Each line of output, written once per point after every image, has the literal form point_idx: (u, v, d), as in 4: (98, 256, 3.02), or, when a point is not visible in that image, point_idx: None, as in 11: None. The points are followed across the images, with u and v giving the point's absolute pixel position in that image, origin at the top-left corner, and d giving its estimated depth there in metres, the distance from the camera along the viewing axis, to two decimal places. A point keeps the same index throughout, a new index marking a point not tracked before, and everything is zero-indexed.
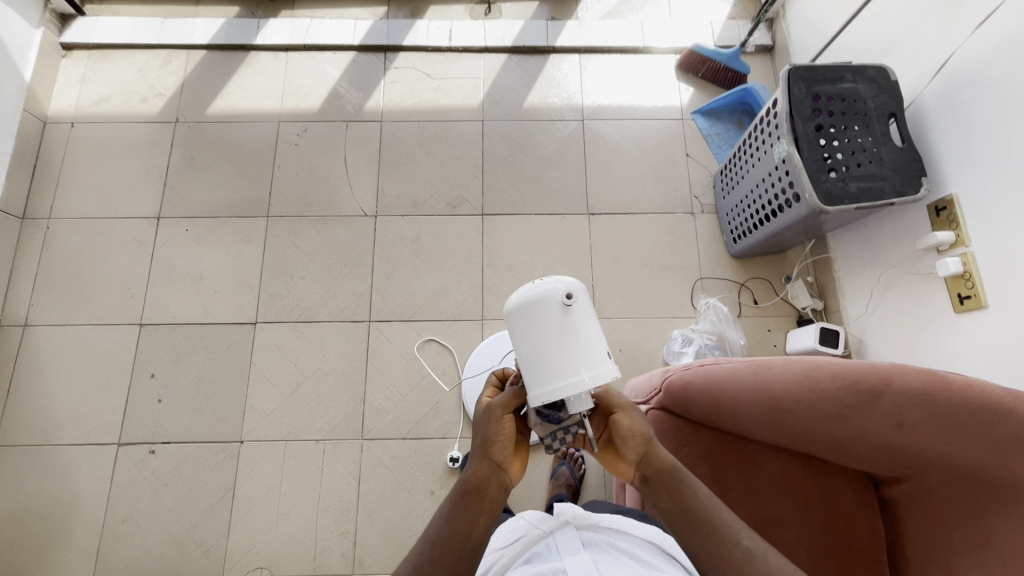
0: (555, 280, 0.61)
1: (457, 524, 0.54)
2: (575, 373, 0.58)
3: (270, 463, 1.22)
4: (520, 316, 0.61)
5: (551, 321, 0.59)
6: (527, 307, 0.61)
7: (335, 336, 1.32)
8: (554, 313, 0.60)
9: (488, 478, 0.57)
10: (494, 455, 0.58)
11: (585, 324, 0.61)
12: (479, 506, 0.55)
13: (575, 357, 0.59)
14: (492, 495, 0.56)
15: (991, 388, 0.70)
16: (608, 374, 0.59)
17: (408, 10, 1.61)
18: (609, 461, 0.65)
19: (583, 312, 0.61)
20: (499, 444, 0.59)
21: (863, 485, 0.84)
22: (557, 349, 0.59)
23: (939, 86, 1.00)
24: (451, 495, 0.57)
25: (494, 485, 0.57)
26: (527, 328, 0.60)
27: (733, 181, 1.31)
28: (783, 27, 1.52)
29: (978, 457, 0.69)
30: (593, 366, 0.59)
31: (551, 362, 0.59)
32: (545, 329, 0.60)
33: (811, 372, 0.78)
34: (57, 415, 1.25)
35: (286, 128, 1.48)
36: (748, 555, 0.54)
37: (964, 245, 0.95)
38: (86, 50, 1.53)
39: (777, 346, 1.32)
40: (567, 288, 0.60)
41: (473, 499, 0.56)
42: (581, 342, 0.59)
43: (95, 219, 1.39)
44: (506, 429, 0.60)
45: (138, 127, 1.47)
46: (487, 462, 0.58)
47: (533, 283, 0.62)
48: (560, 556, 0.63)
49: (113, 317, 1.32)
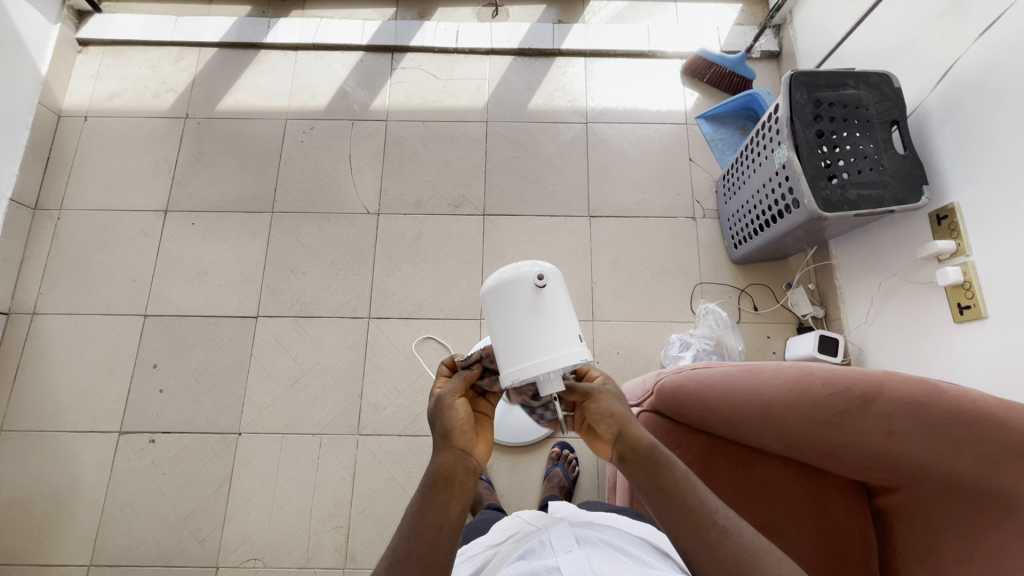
0: (529, 263, 0.64)
1: (429, 513, 0.52)
2: (545, 354, 0.60)
3: (267, 455, 1.24)
4: (494, 296, 0.64)
5: (523, 302, 0.62)
6: (502, 288, 0.64)
7: (334, 332, 1.33)
8: (526, 293, 0.63)
9: (454, 464, 0.55)
10: (456, 440, 0.57)
11: (556, 306, 0.63)
12: (449, 494, 0.53)
13: (545, 337, 0.61)
14: (461, 479, 0.54)
15: (983, 397, 0.69)
16: (578, 355, 0.61)
17: (416, 10, 1.62)
18: (590, 442, 0.63)
19: (555, 295, 0.64)
20: (459, 430, 0.58)
21: (855, 493, 0.83)
22: (529, 329, 0.61)
23: (942, 94, 0.99)
24: (420, 488, 0.54)
25: (461, 470, 0.55)
26: (500, 308, 0.63)
27: (735, 186, 1.31)
28: (791, 33, 1.52)
29: (971, 469, 0.68)
30: (563, 347, 0.61)
31: (522, 341, 0.61)
32: (518, 309, 0.62)
33: (802, 378, 0.78)
34: (61, 401, 1.28)
35: (293, 126, 1.50)
36: (724, 535, 0.53)
37: (965, 254, 0.94)
38: (101, 46, 1.57)
39: (776, 353, 1.31)
40: (540, 270, 0.63)
41: (442, 488, 0.54)
42: (552, 323, 0.62)
43: (105, 211, 1.42)
44: (463, 415, 0.59)
45: (149, 122, 1.50)
46: (449, 448, 0.56)
47: (509, 267, 0.65)
48: (554, 551, 0.60)
49: (118, 307, 1.35)
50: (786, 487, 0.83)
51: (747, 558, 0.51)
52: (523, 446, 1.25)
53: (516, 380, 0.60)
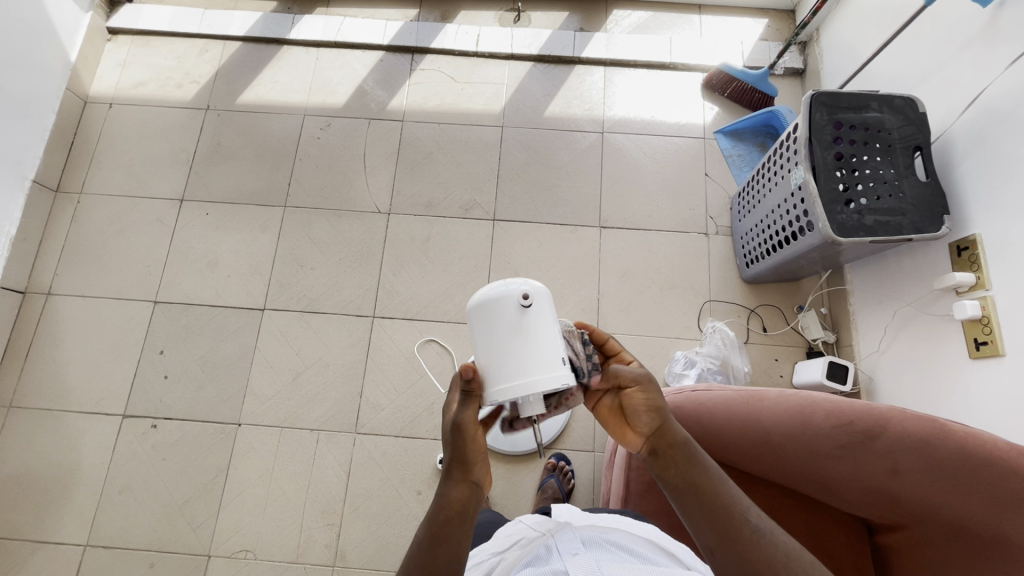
0: (517, 281, 0.63)
1: (439, 554, 0.52)
2: (525, 377, 0.58)
3: (265, 448, 1.24)
4: (479, 313, 0.63)
5: (506, 321, 0.61)
6: (487, 305, 0.62)
7: (339, 329, 1.33)
8: (511, 312, 0.61)
9: (468, 500, 0.56)
10: (471, 474, 0.57)
11: (542, 328, 0.61)
12: (463, 531, 0.54)
13: (527, 359, 0.59)
14: (473, 515, 0.55)
15: (995, 440, 0.66)
16: (559, 379, 0.59)
17: (439, 12, 1.63)
18: (617, 432, 0.62)
19: (541, 316, 0.62)
20: (477, 463, 0.58)
21: (855, 531, 0.80)
22: (511, 350, 0.60)
23: (968, 121, 0.96)
24: (429, 520, 0.55)
25: (472, 505, 0.56)
26: (484, 325, 0.62)
27: (750, 204, 1.28)
28: (816, 51, 1.49)
29: (976, 514, 0.65)
30: (546, 370, 0.59)
31: (504, 362, 0.60)
32: (501, 328, 0.61)
33: (804, 409, 0.76)
34: (69, 381, 1.30)
35: (311, 122, 1.51)
36: (757, 536, 0.52)
37: (985, 288, 0.91)
38: (130, 35, 1.60)
39: (783, 376, 1.29)
40: (525, 290, 0.61)
41: (454, 523, 0.54)
42: (536, 343, 0.60)
43: (123, 197, 1.45)
44: (479, 446, 0.59)
45: (172, 111, 1.53)
46: (463, 480, 0.57)
47: (496, 283, 0.64)
48: (561, 556, 0.59)
49: (130, 292, 1.37)
50: (783, 519, 0.81)
51: (781, 559, 0.51)
52: (519, 455, 1.23)
53: (497, 402, 0.59)
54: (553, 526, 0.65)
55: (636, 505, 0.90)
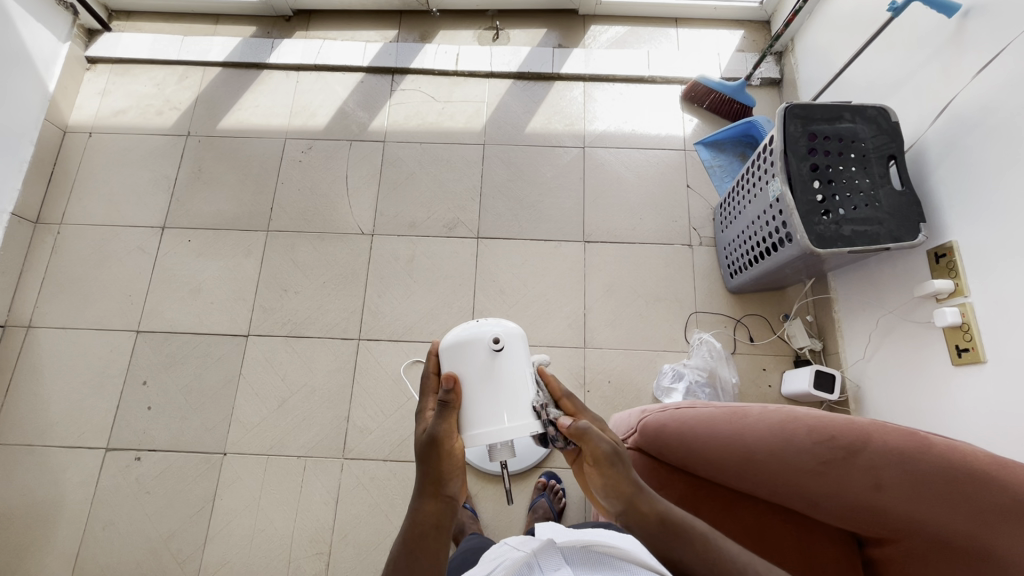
0: (491, 323, 0.67)
1: (417, 563, 0.49)
2: (496, 420, 0.61)
3: (251, 477, 1.23)
4: (451, 353, 0.65)
5: (478, 362, 0.64)
6: (460, 347, 0.65)
7: (324, 353, 1.32)
8: (482, 355, 0.64)
9: (440, 514, 0.53)
10: (446, 489, 0.55)
11: (512, 371, 0.64)
12: (438, 545, 0.51)
13: (497, 403, 0.62)
14: (449, 529, 0.53)
15: (973, 450, 0.68)
16: (530, 422, 0.62)
17: (418, 33, 1.64)
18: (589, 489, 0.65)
19: (513, 357, 0.65)
20: (450, 476, 0.55)
21: (845, 548, 0.79)
22: (479, 391, 0.63)
23: (940, 129, 0.97)
24: (401, 535, 0.52)
25: (447, 519, 0.53)
26: (456, 366, 0.65)
27: (731, 215, 1.29)
28: (792, 61, 1.50)
29: (960, 527, 0.65)
30: (516, 414, 0.62)
31: (471, 404, 0.62)
32: (474, 369, 0.64)
33: (788, 424, 0.76)
34: (51, 415, 1.28)
35: (292, 145, 1.51)
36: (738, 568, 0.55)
37: (964, 295, 0.91)
38: (109, 63, 1.60)
39: (772, 386, 1.28)
40: (497, 333, 0.65)
41: (429, 538, 0.51)
42: (506, 385, 0.63)
43: (104, 226, 1.44)
44: (454, 460, 0.57)
45: (153, 138, 1.52)
46: (438, 496, 0.54)
47: (469, 324, 0.67)
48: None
49: (112, 322, 1.36)
50: (770, 537, 0.80)
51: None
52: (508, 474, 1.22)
53: (470, 443, 0.61)
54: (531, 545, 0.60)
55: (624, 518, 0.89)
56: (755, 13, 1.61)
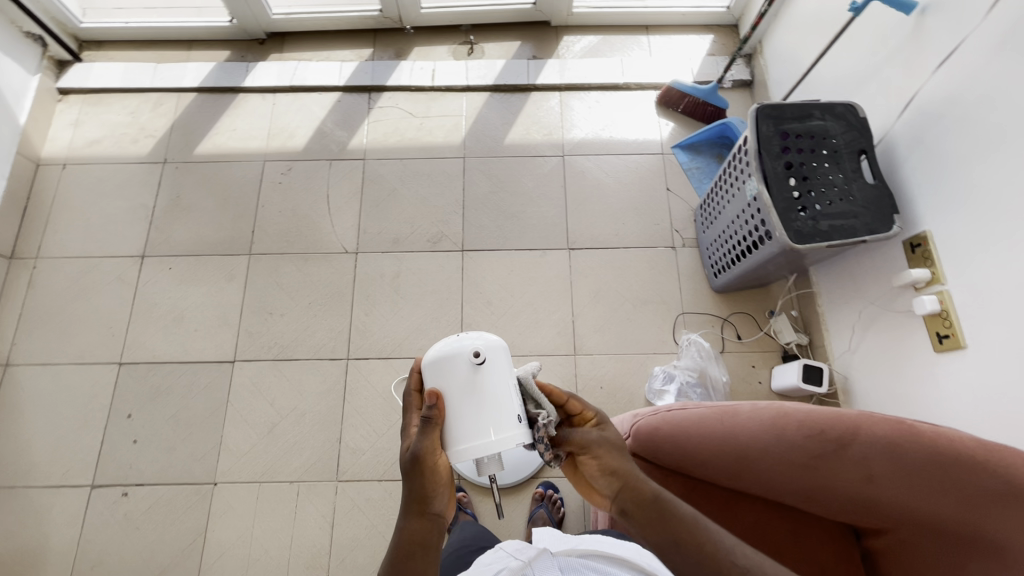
0: (470, 337, 0.66)
1: None
2: (480, 436, 0.60)
3: (243, 506, 1.20)
4: (433, 370, 0.65)
5: (460, 376, 0.63)
6: (442, 363, 0.64)
7: (312, 375, 1.31)
8: (463, 370, 0.63)
9: (428, 532, 0.53)
10: (432, 507, 0.55)
11: (495, 383, 0.63)
12: (426, 563, 0.51)
13: (481, 417, 0.61)
14: (436, 547, 0.53)
15: (959, 434, 0.68)
16: (516, 435, 0.61)
17: (393, 50, 1.65)
18: (588, 493, 0.66)
19: (495, 369, 0.64)
20: (435, 494, 0.55)
21: (840, 539, 0.80)
22: (462, 406, 0.62)
23: (907, 122, 1.00)
24: (388, 556, 0.52)
25: (433, 536, 0.53)
26: (438, 382, 0.64)
27: (711, 216, 1.31)
28: (761, 62, 1.54)
29: (951, 512, 0.66)
30: (502, 427, 0.61)
31: (455, 420, 0.61)
32: (455, 384, 0.63)
33: (778, 420, 0.76)
34: (32, 455, 1.25)
35: (271, 167, 1.50)
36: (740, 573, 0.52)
37: (941, 282, 0.93)
38: (81, 93, 1.58)
39: (762, 383, 1.29)
40: (478, 346, 0.64)
41: (416, 557, 0.51)
42: (489, 399, 0.62)
43: (82, 257, 1.41)
44: (439, 476, 0.57)
45: (129, 167, 1.51)
46: (424, 514, 0.54)
47: (450, 338, 0.66)
48: None
49: (93, 355, 1.33)
50: (767, 534, 0.81)
51: None
52: (505, 487, 1.21)
53: (455, 459, 0.60)
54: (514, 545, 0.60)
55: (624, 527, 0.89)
56: (723, 17, 1.65)
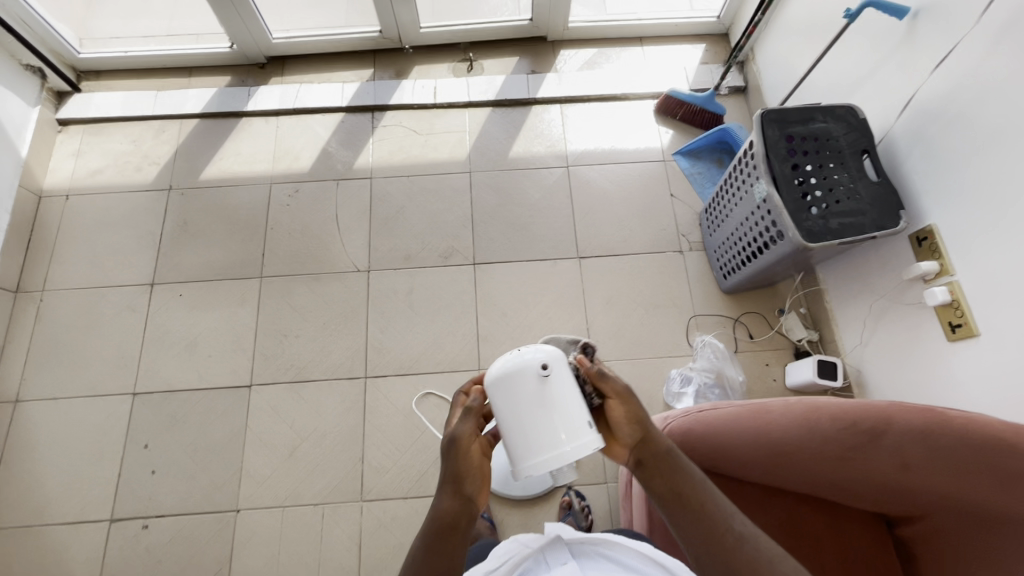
0: (534, 350, 0.64)
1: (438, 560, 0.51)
2: (557, 448, 0.60)
3: (268, 532, 1.19)
4: (501, 387, 0.63)
5: (528, 390, 0.62)
6: (509, 379, 0.62)
7: (331, 395, 1.30)
8: (534, 384, 0.62)
9: (460, 514, 0.55)
10: (466, 488, 0.56)
11: (564, 393, 0.62)
12: (457, 543, 0.53)
13: (553, 427, 0.60)
14: (467, 528, 0.54)
15: (990, 420, 0.69)
16: (592, 442, 0.60)
17: (393, 70, 1.67)
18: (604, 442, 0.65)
19: (566, 381, 0.63)
20: (470, 478, 0.57)
21: (874, 528, 0.82)
22: (533, 417, 0.61)
23: (906, 122, 1.04)
24: (423, 531, 0.54)
25: (465, 518, 0.54)
26: (505, 397, 0.62)
27: (718, 219, 1.34)
28: (754, 69, 1.59)
29: (986, 496, 0.67)
30: (575, 434, 0.60)
31: (526, 433, 0.61)
32: (524, 398, 0.62)
33: (811, 415, 0.77)
34: (48, 492, 1.22)
35: (278, 190, 1.51)
36: (740, 543, 0.52)
37: (950, 274, 0.96)
38: (82, 123, 1.58)
39: (777, 380, 1.32)
40: (543, 358, 0.63)
41: (448, 536, 0.53)
42: (563, 412, 0.61)
43: (89, 288, 1.40)
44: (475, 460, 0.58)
45: (133, 195, 1.50)
46: (457, 496, 0.55)
47: (511, 351, 0.64)
48: (550, 568, 0.64)
49: (105, 387, 1.31)
50: (804, 528, 0.83)
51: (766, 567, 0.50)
52: (532, 498, 1.21)
53: (534, 473, 0.60)
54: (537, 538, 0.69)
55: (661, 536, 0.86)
56: (714, 27, 1.70)
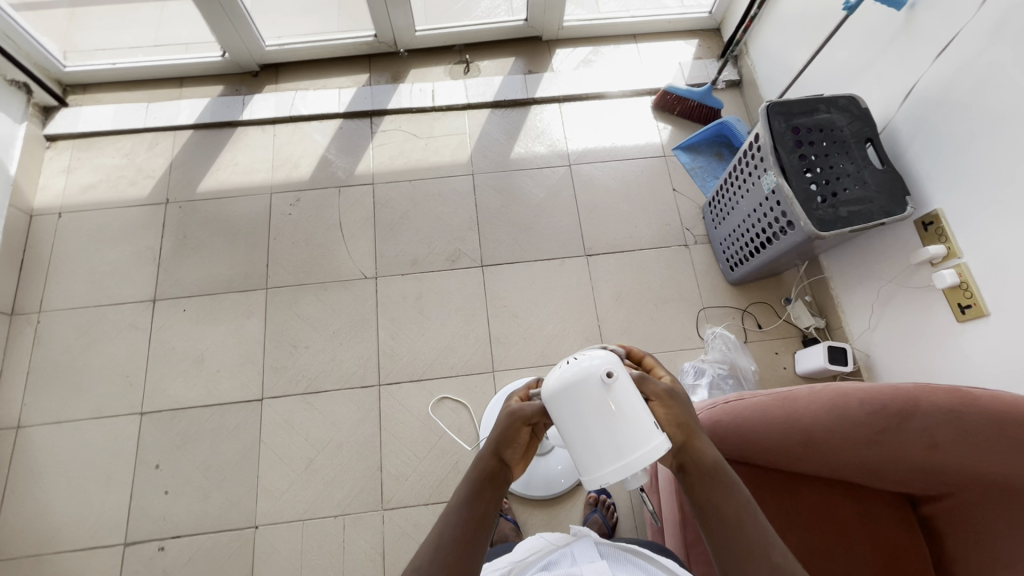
0: (591, 358, 0.65)
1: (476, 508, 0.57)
2: (623, 454, 0.60)
3: (288, 547, 1.17)
4: (562, 396, 0.64)
5: (593, 398, 0.62)
6: (569, 388, 0.63)
7: (344, 404, 1.29)
8: (595, 392, 0.62)
9: (499, 474, 0.59)
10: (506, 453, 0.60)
11: (628, 400, 0.62)
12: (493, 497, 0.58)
13: (619, 435, 0.60)
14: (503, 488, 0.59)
15: (1014, 397, 0.71)
16: (660, 448, 0.59)
17: (389, 74, 1.65)
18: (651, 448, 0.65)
19: (627, 385, 0.63)
20: (514, 445, 0.60)
21: (900, 508, 0.85)
22: (599, 426, 0.61)
23: (908, 110, 1.06)
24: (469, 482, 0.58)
25: (503, 478, 0.59)
26: (570, 409, 0.63)
27: (722, 212, 1.35)
28: (748, 62, 1.61)
29: (1013, 470, 0.69)
30: (642, 442, 0.59)
31: (594, 445, 0.61)
32: (590, 407, 0.62)
33: (838, 400, 0.78)
34: (57, 518, 1.19)
35: (279, 199, 1.48)
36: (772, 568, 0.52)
37: (957, 256, 0.98)
38: (71, 138, 1.54)
39: (787, 368, 1.34)
40: (605, 366, 0.63)
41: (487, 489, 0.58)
42: (627, 420, 0.61)
43: (88, 307, 1.36)
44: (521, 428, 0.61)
45: (129, 210, 1.46)
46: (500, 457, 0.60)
47: (571, 364, 0.65)
48: (578, 562, 0.64)
49: (111, 408, 1.28)
50: (832, 509, 0.85)
51: None
52: (554, 497, 1.21)
53: (606, 484, 0.60)
54: (568, 536, 0.69)
55: (693, 531, 0.84)
56: (706, 22, 1.72)
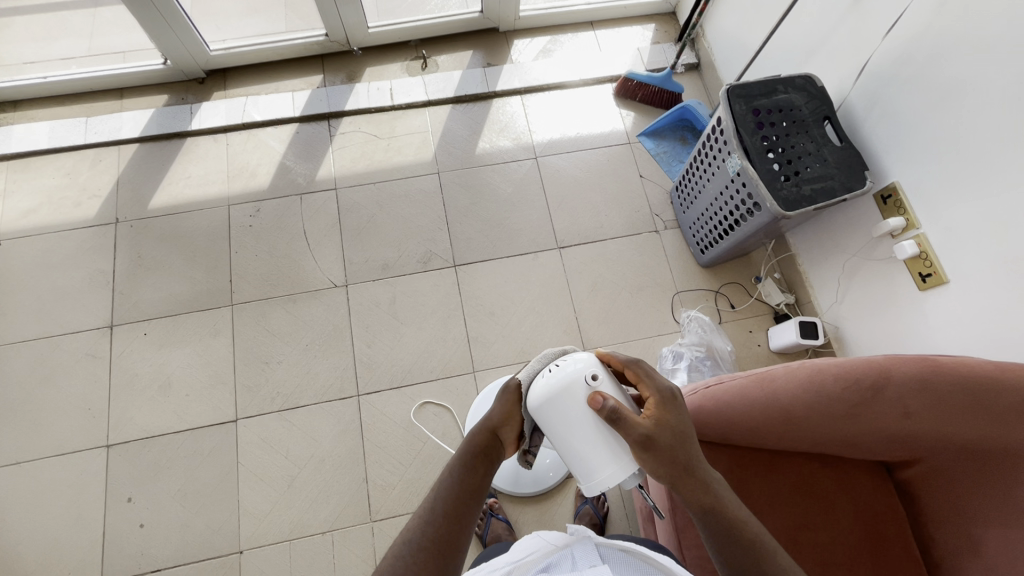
0: (573, 361, 0.66)
1: (468, 477, 0.62)
2: (613, 458, 0.63)
3: (276, 569, 1.14)
4: (549, 407, 0.65)
5: (580, 404, 0.64)
6: (554, 398, 0.64)
7: (324, 418, 1.25)
8: (582, 394, 0.64)
9: (494, 446, 0.66)
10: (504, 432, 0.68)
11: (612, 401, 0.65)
12: (487, 467, 0.64)
13: (607, 442, 0.63)
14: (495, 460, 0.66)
15: (979, 361, 0.73)
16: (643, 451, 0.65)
17: (344, 73, 1.60)
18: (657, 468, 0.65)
19: (609, 385, 0.66)
20: (508, 425, 0.68)
21: (877, 475, 0.87)
22: (587, 434, 0.64)
23: (862, 86, 1.09)
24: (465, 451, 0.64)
25: (497, 453, 0.66)
26: (559, 418, 0.65)
27: (690, 196, 1.36)
28: (705, 45, 1.62)
29: (981, 433, 0.72)
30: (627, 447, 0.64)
31: (585, 453, 0.64)
32: (577, 415, 0.64)
33: (813, 378, 0.80)
34: (25, 564, 1.13)
35: (238, 211, 1.42)
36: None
37: (916, 227, 1.01)
38: (4, 159, 1.44)
39: (761, 345, 1.37)
40: (588, 369, 0.65)
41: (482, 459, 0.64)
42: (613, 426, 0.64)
43: (40, 339, 1.29)
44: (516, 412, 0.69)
45: (75, 234, 1.38)
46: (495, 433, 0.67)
47: (553, 369, 0.66)
48: (578, 564, 0.60)
49: (74, 443, 1.21)
50: (815, 484, 0.87)
51: None
52: (544, 492, 1.21)
53: (603, 489, 0.64)
54: (565, 535, 0.67)
55: (684, 516, 0.85)
56: (661, 6, 1.72)
